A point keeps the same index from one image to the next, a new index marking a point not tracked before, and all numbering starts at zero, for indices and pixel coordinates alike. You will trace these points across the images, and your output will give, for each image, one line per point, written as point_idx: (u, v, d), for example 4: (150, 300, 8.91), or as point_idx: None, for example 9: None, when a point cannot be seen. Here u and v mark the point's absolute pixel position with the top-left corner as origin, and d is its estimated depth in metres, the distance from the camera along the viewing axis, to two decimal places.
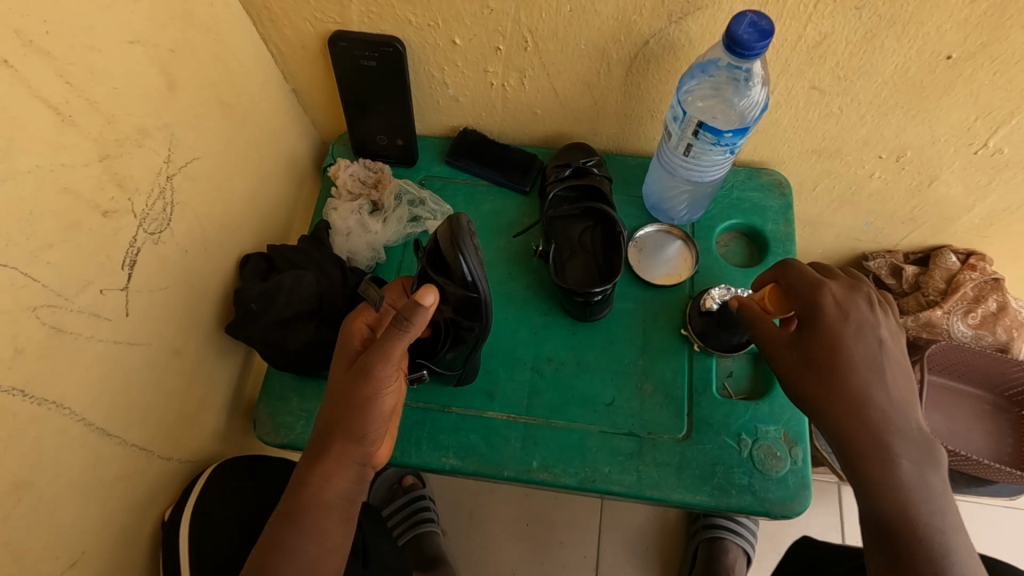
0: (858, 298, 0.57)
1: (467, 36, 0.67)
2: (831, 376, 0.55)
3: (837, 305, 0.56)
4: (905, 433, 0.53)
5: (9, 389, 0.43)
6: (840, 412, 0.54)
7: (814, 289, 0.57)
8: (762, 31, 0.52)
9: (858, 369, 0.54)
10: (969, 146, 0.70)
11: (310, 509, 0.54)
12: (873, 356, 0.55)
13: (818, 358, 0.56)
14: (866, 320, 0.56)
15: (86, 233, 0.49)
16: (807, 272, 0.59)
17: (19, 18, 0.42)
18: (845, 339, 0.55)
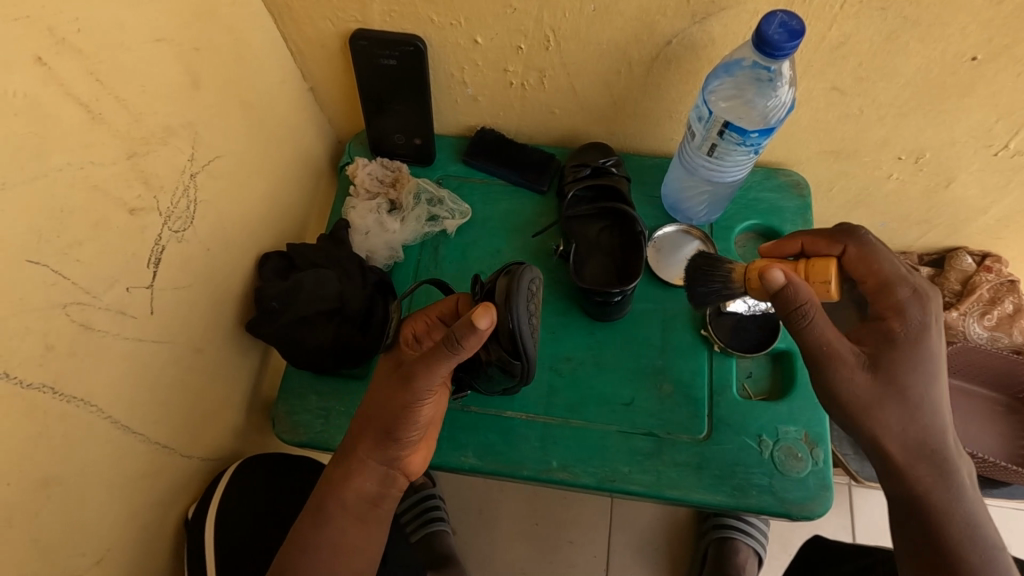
0: (929, 296, 0.56)
1: (488, 35, 0.67)
2: (902, 378, 0.54)
3: (912, 301, 0.55)
4: (956, 447, 0.55)
5: (40, 385, 0.44)
6: (907, 417, 0.54)
7: (886, 281, 0.56)
8: (791, 31, 0.52)
9: (930, 375, 0.54)
10: (988, 147, 0.70)
11: (332, 510, 0.57)
12: (928, 371, 0.54)
13: (890, 357, 0.54)
14: (937, 322, 0.55)
15: (114, 230, 0.49)
16: (879, 261, 0.56)
17: (52, 16, 0.42)
18: (918, 341, 0.54)
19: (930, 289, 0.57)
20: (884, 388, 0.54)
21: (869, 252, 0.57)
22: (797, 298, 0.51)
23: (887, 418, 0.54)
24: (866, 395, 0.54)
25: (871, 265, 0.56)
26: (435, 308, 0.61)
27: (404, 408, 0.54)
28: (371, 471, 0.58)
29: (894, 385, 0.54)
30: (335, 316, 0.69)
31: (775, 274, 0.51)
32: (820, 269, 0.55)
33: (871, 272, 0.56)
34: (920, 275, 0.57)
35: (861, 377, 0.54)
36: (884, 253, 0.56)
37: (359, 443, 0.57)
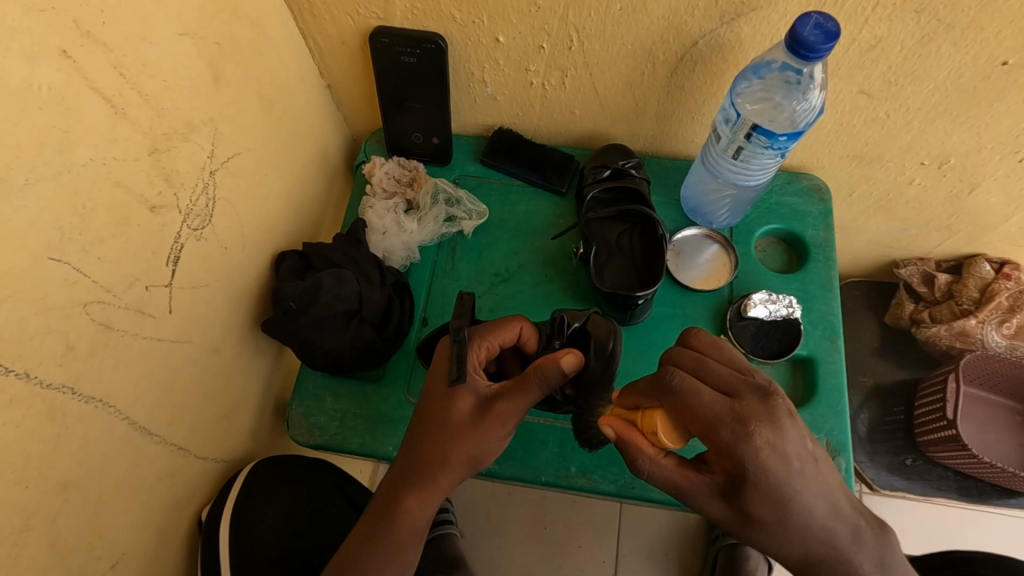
0: (759, 425, 0.42)
1: (512, 34, 0.66)
2: (755, 513, 0.43)
3: (733, 444, 0.42)
4: (850, 543, 0.45)
5: (59, 386, 0.43)
6: (780, 540, 0.44)
7: (706, 426, 0.42)
8: (827, 33, 0.51)
9: (785, 501, 0.42)
10: (1015, 154, 0.69)
11: (397, 535, 0.52)
12: (752, 484, 0.42)
13: (739, 495, 0.43)
14: (778, 450, 0.42)
15: (135, 228, 0.48)
16: (693, 406, 0.43)
17: (78, 8, 0.41)
18: (755, 476, 0.42)
19: (769, 417, 0.42)
20: (744, 522, 0.44)
21: (680, 394, 0.44)
22: (629, 454, 0.49)
23: (757, 541, 0.45)
24: (725, 520, 0.46)
25: (687, 412, 0.43)
26: (499, 336, 0.57)
27: (492, 442, 0.52)
28: (442, 497, 0.54)
29: (752, 519, 0.44)
30: (354, 317, 0.67)
31: (605, 430, 0.51)
32: (648, 420, 0.47)
33: (687, 416, 0.43)
34: (745, 397, 0.43)
35: (716, 507, 0.46)
36: (695, 391, 0.43)
37: (430, 471, 0.53)
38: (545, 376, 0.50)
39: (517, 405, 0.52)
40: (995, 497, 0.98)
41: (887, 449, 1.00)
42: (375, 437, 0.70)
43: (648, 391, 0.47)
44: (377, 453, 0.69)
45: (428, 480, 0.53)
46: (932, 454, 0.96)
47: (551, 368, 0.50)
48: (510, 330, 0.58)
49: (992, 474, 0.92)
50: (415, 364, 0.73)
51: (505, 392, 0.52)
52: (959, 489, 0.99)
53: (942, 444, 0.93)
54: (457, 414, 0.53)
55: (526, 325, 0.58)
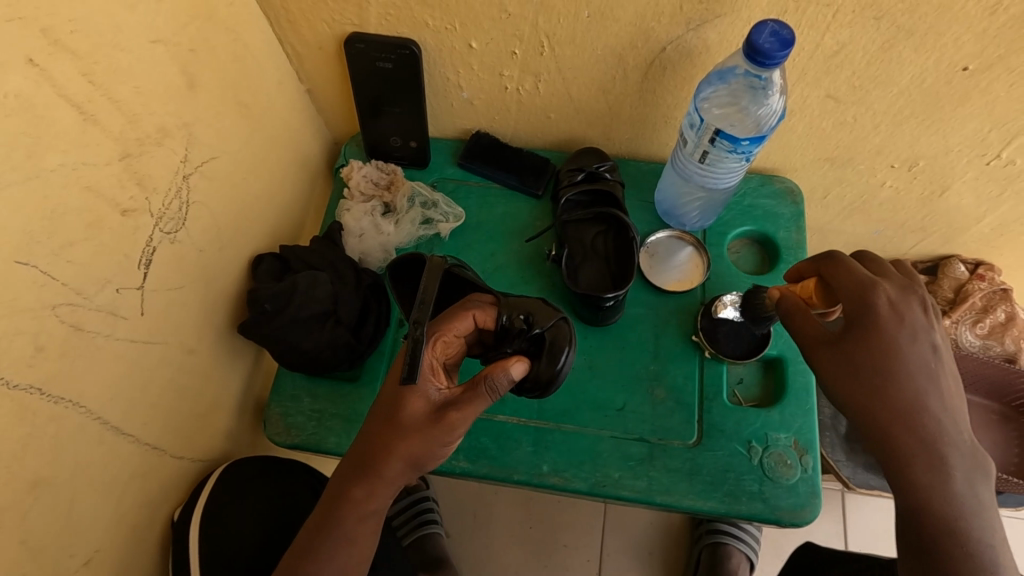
0: (914, 298, 0.54)
1: (485, 40, 0.67)
2: (860, 365, 0.52)
3: (887, 305, 0.53)
4: (955, 449, 0.52)
5: (28, 386, 0.44)
6: (882, 403, 0.52)
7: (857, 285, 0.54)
8: (783, 40, 0.52)
9: (900, 369, 0.52)
10: (982, 156, 0.71)
11: (346, 517, 0.53)
12: (892, 335, 0.52)
13: (852, 342, 0.53)
14: (919, 322, 0.53)
15: (106, 232, 0.49)
16: (849, 268, 0.55)
17: (46, 17, 0.42)
18: (886, 334, 0.52)
19: (908, 291, 0.54)
20: (848, 369, 0.53)
21: (833, 261, 0.56)
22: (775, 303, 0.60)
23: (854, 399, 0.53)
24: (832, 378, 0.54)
25: (835, 270, 0.55)
26: (452, 326, 0.58)
27: (437, 447, 0.53)
28: (391, 490, 0.54)
29: (853, 363, 0.53)
30: (329, 318, 0.69)
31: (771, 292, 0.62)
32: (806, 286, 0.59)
33: (843, 274, 0.55)
34: (891, 276, 0.55)
35: (823, 357, 0.54)
36: (843, 260, 0.55)
37: (379, 474, 0.53)
38: (495, 384, 0.51)
39: (466, 413, 0.52)
40: None
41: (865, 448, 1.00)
42: (350, 437, 0.71)
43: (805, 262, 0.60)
44: None
45: (376, 482, 0.53)
46: None
47: (503, 376, 0.52)
48: (463, 318, 0.58)
49: None
50: (391, 365, 0.74)
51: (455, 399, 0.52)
52: None
53: None
54: (409, 417, 0.52)
55: (480, 316, 0.58)
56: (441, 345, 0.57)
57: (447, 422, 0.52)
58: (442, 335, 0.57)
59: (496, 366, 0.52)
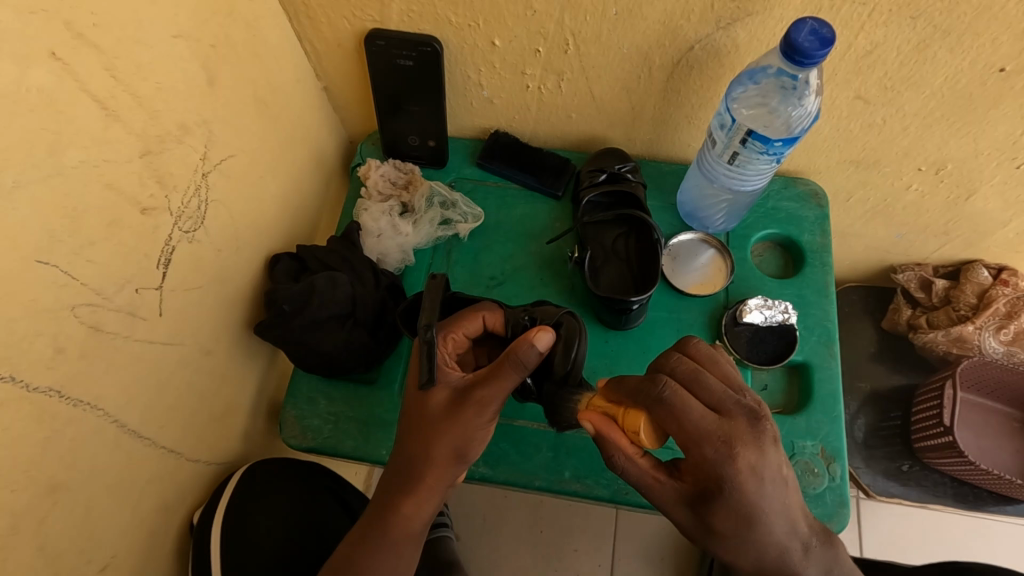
0: (743, 447, 0.44)
1: (508, 37, 0.65)
2: (716, 526, 0.46)
3: (717, 462, 0.44)
4: (795, 558, 0.47)
5: (48, 389, 0.42)
6: (749, 554, 0.46)
7: (692, 441, 0.44)
8: (822, 39, 0.51)
9: (748, 518, 0.45)
10: (1012, 161, 0.69)
11: (392, 528, 0.52)
12: (743, 490, 0.44)
13: (705, 505, 0.46)
14: (756, 471, 0.44)
15: (127, 230, 0.48)
16: (683, 421, 0.44)
17: (69, 10, 0.41)
18: (731, 495, 0.44)
19: (756, 439, 0.44)
20: (704, 533, 0.47)
21: (668, 411, 0.44)
22: (608, 447, 0.49)
23: (717, 551, 0.47)
24: (691, 530, 0.48)
25: (676, 427, 0.44)
26: (462, 326, 0.59)
27: (474, 434, 0.51)
28: (437, 495, 0.53)
29: (712, 530, 0.46)
30: (348, 320, 0.68)
31: (586, 424, 0.51)
32: (632, 420, 0.46)
33: (675, 431, 0.45)
34: (735, 419, 0.45)
35: (682, 516, 0.48)
36: (683, 412, 0.44)
37: (421, 479, 0.53)
38: (521, 358, 0.49)
39: (493, 390, 0.50)
40: (991, 504, 0.98)
41: (884, 455, 1.00)
42: (368, 440, 0.70)
43: (636, 389, 0.47)
44: (369, 456, 0.69)
45: (421, 487, 0.53)
46: (927, 459, 0.96)
47: (528, 350, 0.48)
48: (476, 318, 0.59)
49: (987, 480, 0.92)
50: (408, 368, 0.73)
51: (480, 381, 0.51)
52: (955, 495, 0.98)
53: (939, 451, 0.92)
54: (439, 407, 0.52)
55: (489, 316, 0.60)
56: (451, 342, 0.58)
57: (478, 402, 0.50)
58: (454, 332, 0.58)
59: (520, 341, 0.49)
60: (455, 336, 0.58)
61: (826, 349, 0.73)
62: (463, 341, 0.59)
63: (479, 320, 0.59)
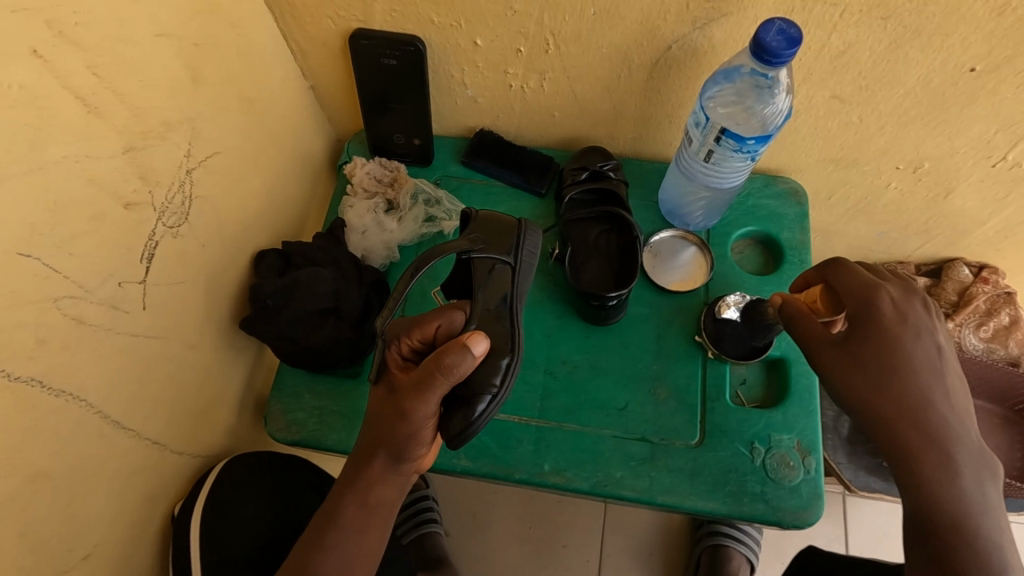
0: (915, 297, 0.57)
1: (490, 37, 0.66)
2: (885, 368, 0.55)
3: (898, 304, 0.56)
4: (953, 417, 0.54)
5: (30, 379, 0.43)
6: (878, 387, 0.55)
7: (864, 285, 0.57)
8: (790, 39, 0.52)
9: (896, 348, 0.55)
10: (988, 159, 0.70)
11: (352, 512, 0.55)
12: (911, 328, 0.55)
13: (858, 338, 0.56)
14: (913, 315, 0.56)
15: (108, 225, 0.49)
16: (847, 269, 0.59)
17: (51, 10, 0.42)
18: (881, 326, 0.55)
19: (908, 289, 0.58)
20: (853, 367, 0.56)
21: (834, 267, 0.60)
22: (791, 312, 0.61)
23: (864, 391, 0.55)
24: (835, 368, 0.56)
25: (846, 275, 0.58)
26: (416, 331, 0.54)
27: (404, 434, 0.52)
28: (387, 483, 0.55)
29: (861, 363, 0.55)
30: (332, 315, 0.69)
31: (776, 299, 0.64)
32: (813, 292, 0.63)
33: (846, 284, 0.58)
34: (892, 280, 0.59)
35: (829, 355, 0.57)
36: (845, 267, 0.59)
37: (371, 469, 0.54)
38: (447, 368, 0.48)
39: (418, 401, 0.50)
40: None
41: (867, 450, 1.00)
42: (352, 434, 0.71)
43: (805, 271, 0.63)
44: (353, 450, 0.70)
45: (372, 475, 0.55)
46: None
47: (452, 360, 0.48)
48: (429, 328, 0.54)
49: None
50: None
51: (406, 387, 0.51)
52: None
53: None
54: (377, 409, 0.54)
55: (443, 326, 0.54)
56: (405, 346, 0.55)
57: (405, 410, 0.50)
58: (405, 338, 0.55)
59: (452, 347, 0.48)
60: (408, 341, 0.55)
61: None
62: (417, 345, 0.55)
63: (437, 327, 0.54)
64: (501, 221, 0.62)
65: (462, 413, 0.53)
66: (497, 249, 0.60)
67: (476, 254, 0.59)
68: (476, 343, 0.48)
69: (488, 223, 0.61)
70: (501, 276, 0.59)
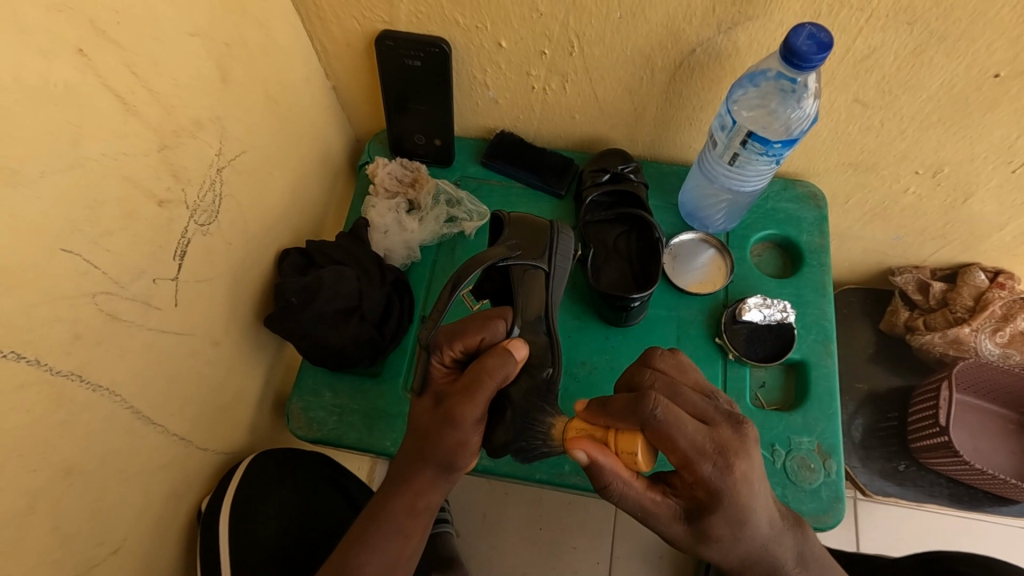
0: (738, 457, 0.44)
1: (514, 39, 0.67)
2: (713, 531, 0.46)
3: (716, 477, 0.44)
4: (776, 545, 0.49)
5: (68, 372, 0.44)
6: (727, 548, 0.47)
7: (686, 459, 0.44)
8: (820, 43, 0.52)
9: (740, 522, 0.46)
10: (1008, 164, 0.70)
11: (398, 515, 0.55)
12: (728, 502, 0.45)
13: (703, 518, 0.46)
14: (750, 477, 0.44)
15: (142, 222, 0.49)
16: (674, 439, 0.43)
17: (93, 8, 0.42)
18: (723, 503, 0.45)
19: (744, 445, 0.44)
20: (701, 538, 0.47)
21: (662, 430, 0.43)
22: (601, 477, 0.46)
23: (705, 550, 0.48)
24: (684, 539, 0.48)
25: (668, 446, 0.44)
26: (459, 342, 0.53)
27: (450, 446, 0.52)
28: (431, 492, 0.55)
29: (709, 536, 0.47)
30: (354, 314, 0.69)
31: (580, 455, 0.46)
32: (626, 442, 0.44)
33: (668, 448, 0.44)
34: (722, 428, 0.45)
35: (677, 528, 0.48)
36: (678, 428, 0.43)
37: (420, 477, 0.55)
38: (493, 371, 0.49)
39: (468, 408, 0.50)
40: (987, 505, 0.98)
41: (881, 455, 1.01)
42: (373, 432, 0.71)
43: (621, 414, 0.45)
44: (374, 448, 0.70)
45: (421, 480, 0.55)
46: (924, 459, 0.97)
47: (498, 366, 0.49)
48: (474, 339, 0.53)
49: (986, 482, 0.93)
50: (413, 363, 0.75)
51: (454, 396, 0.51)
52: (951, 496, 0.99)
53: (935, 451, 0.93)
54: (425, 415, 0.53)
55: (486, 337, 0.53)
56: (447, 358, 0.54)
57: (456, 417, 0.50)
58: (447, 350, 0.53)
59: (498, 350, 0.50)
60: (451, 352, 0.53)
61: (823, 348, 0.74)
62: (460, 355, 0.54)
63: (479, 338, 0.53)
64: (534, 226, 0.66)
65: (506, 425, 0.53)
66: (531, 255, 0.64)
67: (514, 261, 0.63)
68: (508, 352, 0.50)
69: (520, 229, 0.66)
70: (539, 282, 0.63)
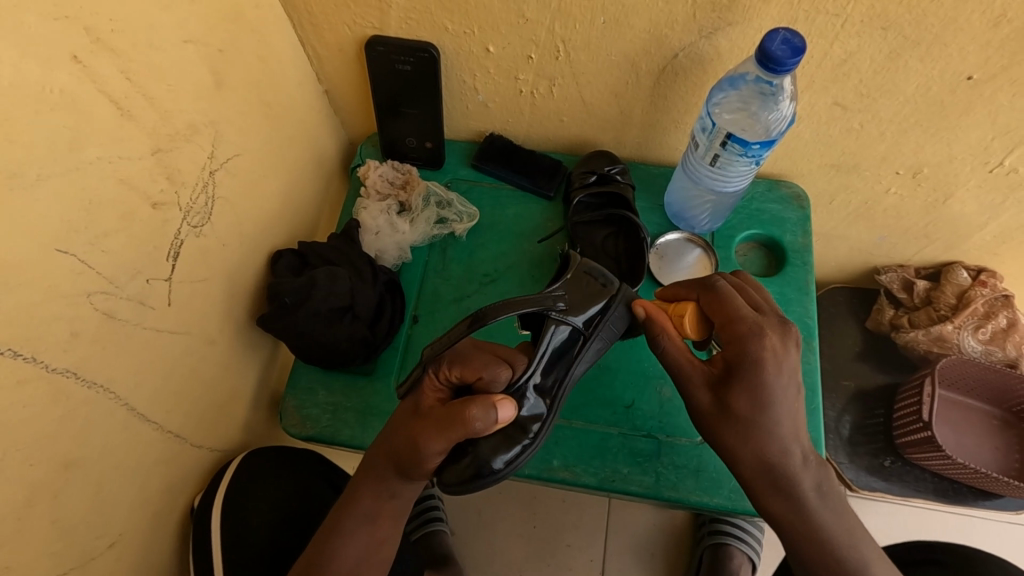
0: (771, 331, 0.53)
1: (502, 44, 0.68)
2: (735, 404, 0.54)
3: (750, 338, 0.53)
4: (796, 461, 0.54)
5: (65, 370, 0.45)
6: (744, 435, 0.53)
7: (729, 319, 0.55)
8: (794, 48, 0.54)
9: (764, 402, 0.53)
10: (985, 164, 0.72)
11: (366, 504, 0.58)
12: (756, 372, 0.53)
13: (728, 382, 0.54)
14: (779, 357, 0.53)
15: (138, 223, 0.51)
16: (729, 304, 0.55)
17: (90, 16, 0.44)
18: (749, 372, 0.53)
19: (784, 330, 0.54)
20: (723, 412, 0.54)
21: (719, 295, 0.56)
22: (653, 328, 0.59)
23: (727, 436, 0.54)
24: (708, 411, 0.55)
25: (718, 307, 0.56)
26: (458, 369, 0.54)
27: (411, 462, 0.54)
28: (391, 488, 0.57)
29: (731, 411, 0.54)
30: (347, 314, 0.70)
31: (638, 310, 0.60)
32: (680, 307, 0.59)
33: (726, 315, 0.55)
34: (768, 315, 0.55)
35: (703, 396, 0.56)
36: (730, 297, 0.56)
37: (387, 474, 0.57)
38: (470, 420, 0.50)
39: (435, 437, 0.51)
40: (971, 499, 1.00)
41: (868, 451, 1.02)
42: (364, 429, 0.72)
43: (689, 287, 0.60)
44: (366, 445, 0.71)
45: (386, 473, 0.57)
46: (909, 455, 0.99)
47: (477, 418, 0.50)
48: (471, 373, 0.53)
49: (969, 475, 0.94)
50: (404, 362, 0.76)
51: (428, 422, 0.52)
52: (936, 490, 1.00)
53: (918, 445, 0.95)
54: (401, 422, 0.55)
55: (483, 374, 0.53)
56: (440, 377, 0.54)
57: (421, 440, 0.52)
58: (444, 370, 0.54)
59: (481, 400, 0.50)
60: (447, 374, 0.54)
61: (806, 345, 0.76)
62: (454, 378, 0.54)
63: (478, 376, 0.53)
64: (592, 283, 0.60)
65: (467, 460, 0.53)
66: (574, 312, 0.58)
67: (552, 314, 0.56)
68: (490, 411, 0.50)
69: (576, 280, 0.60)
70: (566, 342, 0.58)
